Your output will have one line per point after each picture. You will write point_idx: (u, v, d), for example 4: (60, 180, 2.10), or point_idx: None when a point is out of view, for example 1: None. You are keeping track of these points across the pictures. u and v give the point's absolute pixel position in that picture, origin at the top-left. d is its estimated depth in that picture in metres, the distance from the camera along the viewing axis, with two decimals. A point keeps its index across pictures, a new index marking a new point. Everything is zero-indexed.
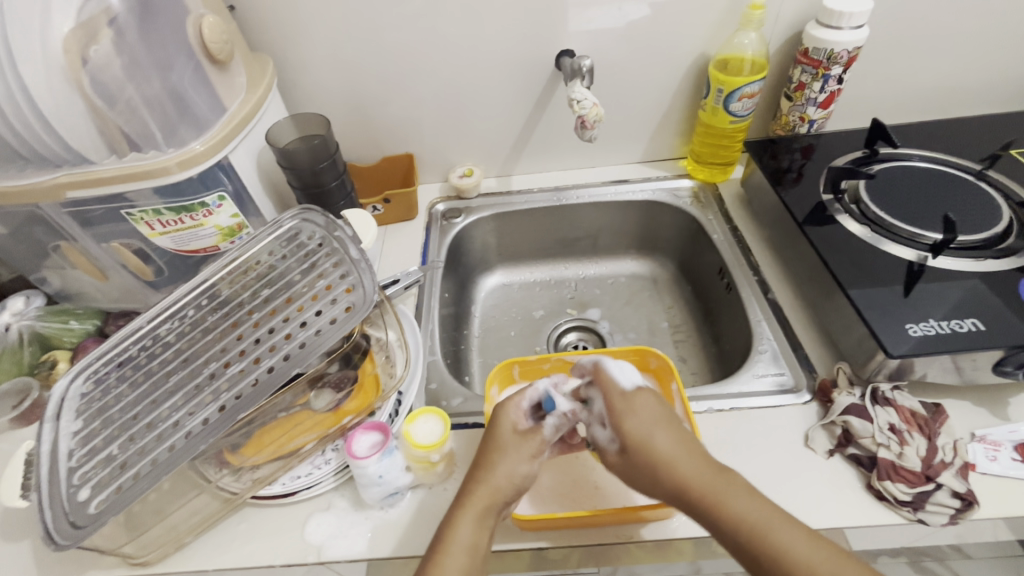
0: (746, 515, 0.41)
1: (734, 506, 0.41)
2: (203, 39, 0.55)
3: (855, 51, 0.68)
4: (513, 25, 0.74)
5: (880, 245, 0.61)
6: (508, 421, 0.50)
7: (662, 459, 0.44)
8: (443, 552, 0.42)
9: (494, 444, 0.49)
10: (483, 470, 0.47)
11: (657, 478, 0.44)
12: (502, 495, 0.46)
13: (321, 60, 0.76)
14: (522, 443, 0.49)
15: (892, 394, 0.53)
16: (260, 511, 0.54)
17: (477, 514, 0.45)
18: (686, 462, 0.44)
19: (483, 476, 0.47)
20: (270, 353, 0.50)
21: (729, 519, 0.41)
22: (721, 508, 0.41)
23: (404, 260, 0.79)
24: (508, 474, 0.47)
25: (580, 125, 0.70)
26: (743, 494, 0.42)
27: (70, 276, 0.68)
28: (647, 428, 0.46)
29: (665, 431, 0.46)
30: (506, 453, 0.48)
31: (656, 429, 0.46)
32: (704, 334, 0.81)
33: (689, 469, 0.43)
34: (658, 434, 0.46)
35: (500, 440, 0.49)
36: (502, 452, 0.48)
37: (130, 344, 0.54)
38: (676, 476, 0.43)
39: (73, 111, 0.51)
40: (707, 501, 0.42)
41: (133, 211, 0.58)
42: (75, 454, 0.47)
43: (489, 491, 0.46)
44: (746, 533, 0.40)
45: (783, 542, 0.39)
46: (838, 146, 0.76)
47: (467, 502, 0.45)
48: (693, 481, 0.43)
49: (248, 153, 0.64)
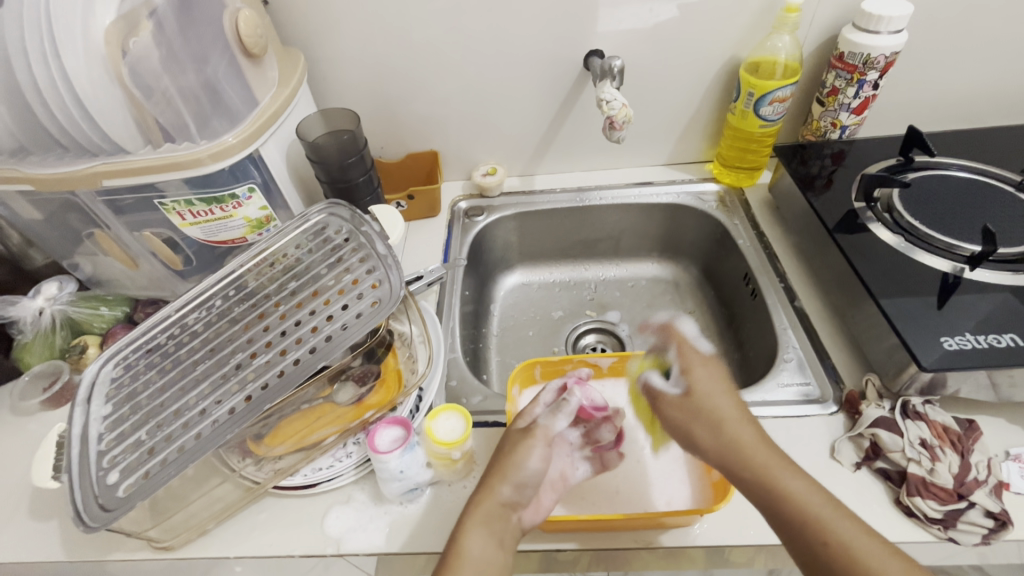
0: (805, 500, 0.41)
1: (789, 485, 0.42)
2: (239, 33, 0.56)
3: (893, 56, 0.67)
4: (543, 24, 0.74)
5: (914, 255, 0.60)
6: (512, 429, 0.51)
7: (717, 419, 0.48)
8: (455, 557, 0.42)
9: (505, 447, 0.49)
10: (485, 481, 0.47)
11: (711, 434, 0.47)
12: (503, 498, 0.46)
13: (351, 56, 0.76)
14: (525, 436, 0.50)
15: (924, 408, 0.52)
16: (281, 501, 0.54)
17: (482, 523, 0.44)
18: (744, 427, 0.47)
19: (484, 494, 0.46)
20: (296, 345, 0.51)
21: (786, 497, 0.41)
22: (775, 482, 0.42)
23: (426, 257, 0.79)
24: (509, 483, 0.46)
25: (609, 125, 0.69)
26: (802, 479, 0.42)
27: (101, 263, 0.69)
28: (710, 389, 0.50)
29: (728, 398, 0.49)
30: (505, 462, 0.48)
31: (719, 393, 0.49)
32: (726, 341, 0.80)
33: (742, 435, 0.46)
34: (715, 394, 0.49)
35: (507, 443, 0.50)
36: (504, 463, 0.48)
37: (158, 332, 0.55)
38: (732, 440, 0.46)
39: (112, 101, 0.52)
40: (764, 470, 0.43)
41: (165, 201, 0.59)
42: (105, 437, 0.48)
43: (491, 498, 0.45)
44: (797, 509, 0.41)
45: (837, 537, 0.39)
46: (870, 153, 0.74)
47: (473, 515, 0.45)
48: (749, 444, 0.45)
49: (278, 147, 0.65)
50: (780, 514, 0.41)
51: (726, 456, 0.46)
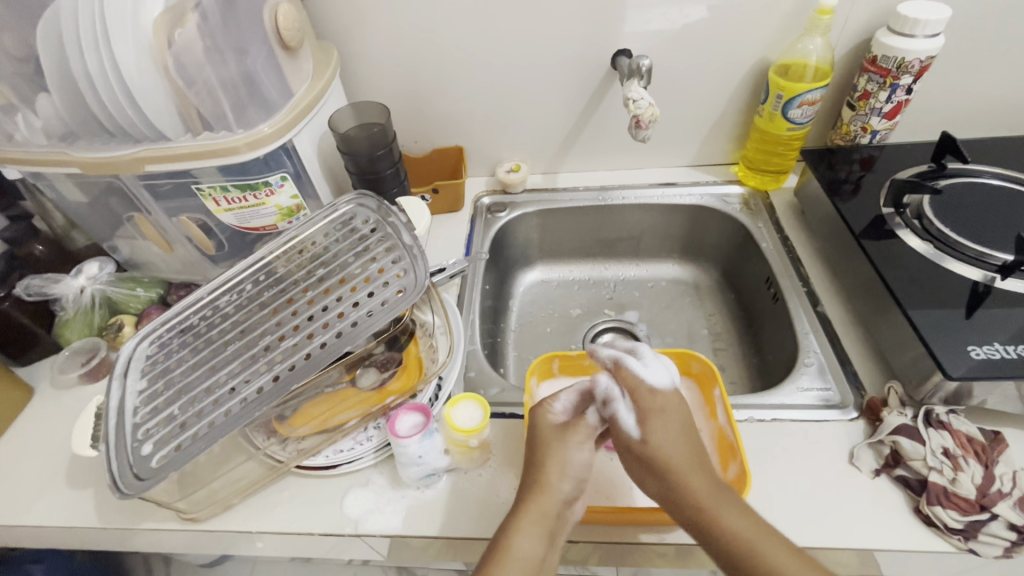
0: (739, 531, 0.38)
1: (728, 519, 0.39)
2: (278, 26, 0.58)
3: (928, 60, 0.66)
4: (572, 23, 0.74)
5: (943, 263, 0.59)
6: (547, 415, 0.49)
7: (664, 449, 0.43)
8: (506, 560, 0.41)
9: (546, 440, 0.48)
10: (536, 472, 0.46)
11: (655, 478, 0.42)
12: (561, 490, 0.45)
13: (382, 51, 0.78)
14: (569, 430, 0.48)
15: (948, 417, 0.51)
16: (303, 480, 0.56)
17: (536, 521, 0.43)
18: (685, 471, 0.42)
19: (540, 488, 0.45)
20: (323, 330, 0.52)
21: (720, 528, 0.38)
22: (715, 520, 0.39)
23: (448, 250, 0.81)
24: (563, 472, 0.46)
25: (634, 124, 0.69)
26: (743, 513, 0.39)
27: (139, 246, 0.72)
28: (661, 424, 0.45)
29: (678, 440, 0.44)
30: (553, 448, 0.47)
31: (666, 430, 0.44)
32: (746, 345, 0.79)
33: (684, 468, 0.42)
34: (671, 441, 0.43)
35: (548, 436, 0.48)
36: (550, 447, 0.47)
37: (191, 313, 0.58)
38: (673, 472, 0.42)
39: (156, 89, 0.54)
40: (703, 512, 0.39)
41: (201, 186, 0.61)
42: (140, 411, 0.50)
43: (545, 495, 0.44)
44: (730, 548, 0.38)
45: (789, 568, 0.36)
46: (901, 158, 0.73)
47: (527, 511, 0.44)
48: (688, 485, 0.41)
49: (310, 138, 0.67)
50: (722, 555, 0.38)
51: (672, 501, 0.41)
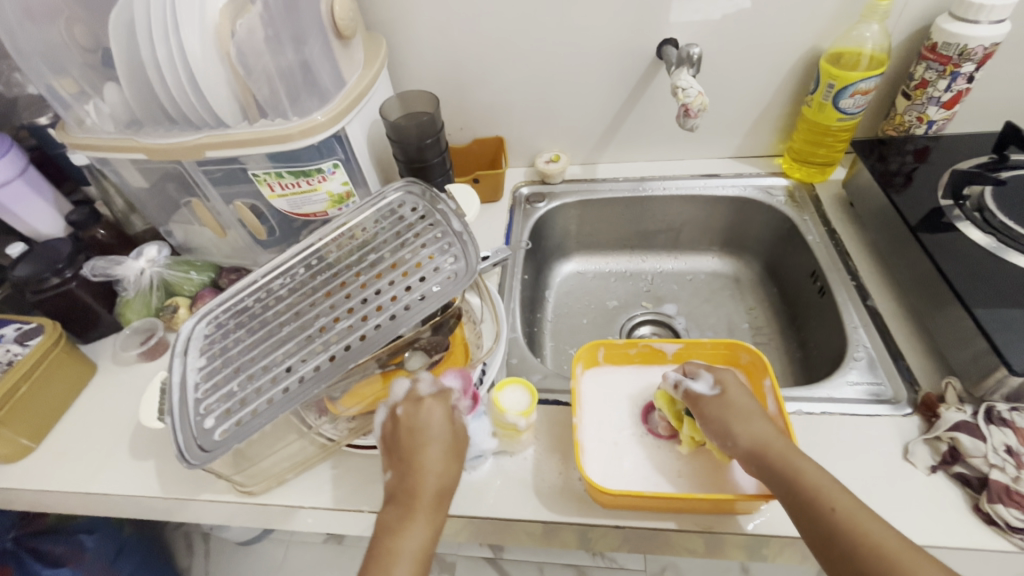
0: (816, 479, 0.42)
1: (805, 467, 0.43)
2: (334, 15, 0.60)
3: (993, 47, 0.63)
4: (619, 12, 0.74)
5: (1005, 256, 0.57)
6: (421, 414, 0.48)
7: (742, 415, 0.48)
8: (390, 559, 0.41)
9: (408, 439, 0.47)
10: (414, 473, 0.45)
11: (735, 431, 0.47)
12: (433, 492, 0.45)
13: (427, 41, 0.79)
14: (443, 431, 0.47)
15: (1011, 415, 0.49)
16: (352, 458, 0.58)
17: (426, 518, 0.44)
18: (760, 421, 0.47)
19: (422, 486, 0.44)
20: (376, 313, 0.53)
21: (799, 478, 0.42)
22: (793, 468, 0.43)
23: (489, 240, 0.81)
24: (439, 475, 0.45)
25: (683, 113, 0.69)
26: (815, 465, 0.43)
27: (193, 230, 0.75)
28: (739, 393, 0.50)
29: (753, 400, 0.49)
30: (422, 450, 0.46)
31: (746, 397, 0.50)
32: (788, 339, 0.78)
33: (757, 427, 0.47)
34: (747, 402, 0.49)
35: (423, 432, 0.47)
36: (424, 449, 0.46)
37: (246, 296, 0.60)
38: (754, 433, 0.46)
39: (219, 77, 0.56)
40: (783, 459, 0.44)
41: (257, 173, 0.63)
42: (201, 387, 0.52)
43: (430, 495, 0.44)
44: (810, 491, 0.41)
45: (846, 507, 0.40)
46: (959, 150, 0.71)
47: (412, 510, 0.44)
48: (769, 439, 0.45)
49: (360, 126, 0.68)
50: (800, 497, 0.42)
51: (757, 451, 0.45)
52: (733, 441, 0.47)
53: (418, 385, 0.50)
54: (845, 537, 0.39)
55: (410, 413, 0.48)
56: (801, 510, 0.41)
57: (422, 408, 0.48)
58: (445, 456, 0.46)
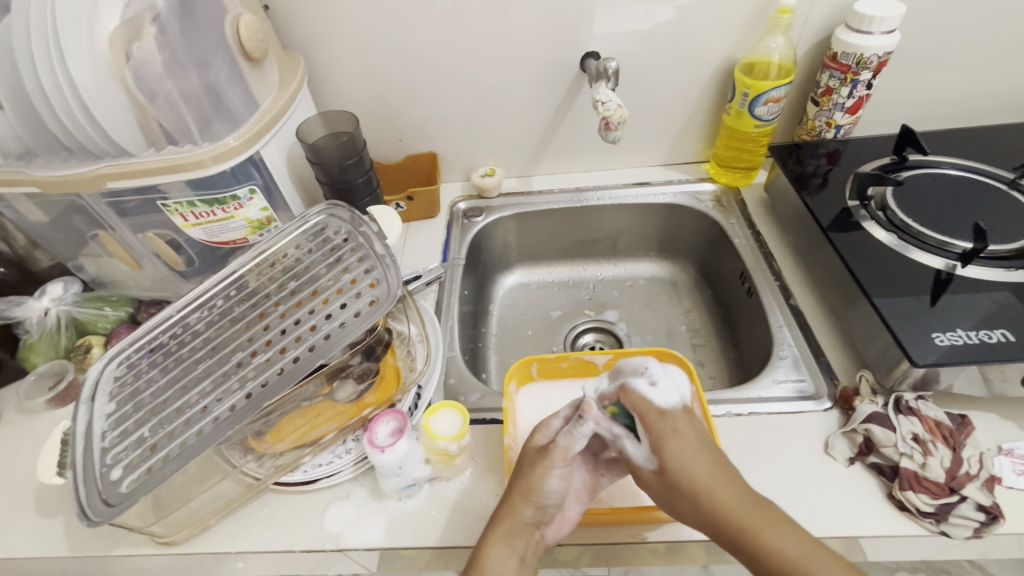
0: (793, 557, 0.38)
1: (776, 543, 0.39)
2: (240, 38, 0.58)
3: (886, 56, 0.67)
4: (540, 26, 0.74)
5: (908, 253, 0.61)
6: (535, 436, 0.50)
7: (698, 483, 0.42)
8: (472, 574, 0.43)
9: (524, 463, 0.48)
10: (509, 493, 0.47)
11: (691, 509, 0.42)
12: (522, 515, 0.46)
13: (351, 58, 0.77)
14: (540, 458, 0.48)
15: (916, 404, 0.52)
16: (282, 497, 0.55)
17: (502, 538, 0.45)
18: (722, 485, 0.42)
19: (512, 500, 0.46)
20: (296, 344, 0.51)
21: (772, 558, 0.38)
22: (765, 546, 0.39)
23: (425, 257, 0.80)
24: (533, 496, 0.46)
25: (604, 126, 0.70)
26: (789, 533, 0.39)
27: (105, 264, 0.70)
28: (682, 454, 0.43)
29: (702, 459, 0.43)
30: (525, 473, 0.47)
31: (692, 457, 0.43)
32: (723, 339, 0.80)
33: (723, 497, 0.41)
34: (695, 463, 0.43)
35: (523, 461, 0.48)
36: (525, 472, 0.47)
37: (160, 332, 0.56)
38: (714, 506, 0.41)
39: (116, 105, 0.53)
40: (748, 533, 0.39)
41: (168, 202, 0.60)
42: (108, 434, 0.48)
43: (512, 513, 0.46)
44: (786, 575, 0.37)
45: None
46: (865, 152, 0.75)
47: (496, 526, 0.46)
48: (738, 516, 0.40)
49: (278, 149, 0.66)
50: None
51: (716, 527, 0.41)
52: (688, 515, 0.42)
53: (376, 436, 0.51)
54: None
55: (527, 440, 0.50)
56: None
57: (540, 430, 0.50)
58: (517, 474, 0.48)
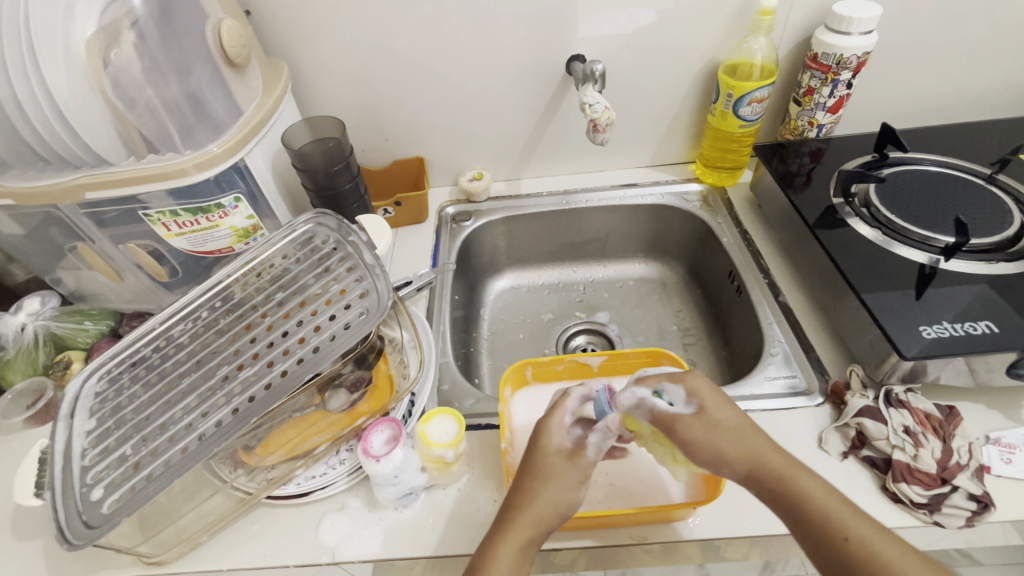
0: (822, 499, 0.41)
1: (807, 486, 0.41)
2: (222, 44, 0.56)
3: (865, 56, 0.69)
4: (526, 30, 0.75)
5: (892, 248, 0.62)
6: (548, 437, 0.47)
7: (731, 432, 0.44)
8: None
9: (541, 468, 0.45)
10: (525, 496, 0.44)
11: (731, 451, 0.43)
12: (548, 525, 0.43)
13: (335, 64, 0.77)
14: (566, 465, 0.45)
15: (906, 396, 0.53)
16: (274, 511, 0.54)
17: (519, 547, 0.42)
18: (750, 432, 0.44)
19: (528, 500, 0.44)
20: (284, 357, 0.50)
21: (806, 498, 0.41)
22: (798, 488, 0.41)
23: (415, 263, 0.79)
24: (554, 501, 0.44)
25: (592, 127, 0.71)
26: (813, 479, 0.42)
27: (84, 277, 0.68)
28: (714, 403, 0.45)
29: (730, 408, 0.45)
30: (547, 482, 0.45)
31: (721, 405, 0.45)
32: (714, 338, 0.81)
33: (753, 443, 0.44)
34: (723, 411, 0.45)
35: (546, 466, 0.45)
36: (545, 478, 0.45)
37: (142, 345, 0.54)
38: (747, 449, 0.43)
39: (94, 113, 0.51)
40: (782, 476, 0.42)
41: (150, 212, 0.58)
42: (88, 453, 0.47)
43: (534, 519, 0.43)
44: (821, 516, 0.40)
45: (858, 535, 0.39)
46: (847, 150, 0.76)
47: (510, 526, 0.43)
48: (770, 459, 0.43)
49: (263, 156, 0.65)
50: (813, 523, 0.40)
51: (751, 470, 0.43)
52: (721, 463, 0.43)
53: (371, 445, 0.50)
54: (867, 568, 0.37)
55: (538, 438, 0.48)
56: (816, 538, 0.40)
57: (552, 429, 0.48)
58: (536, 475, 0.45)
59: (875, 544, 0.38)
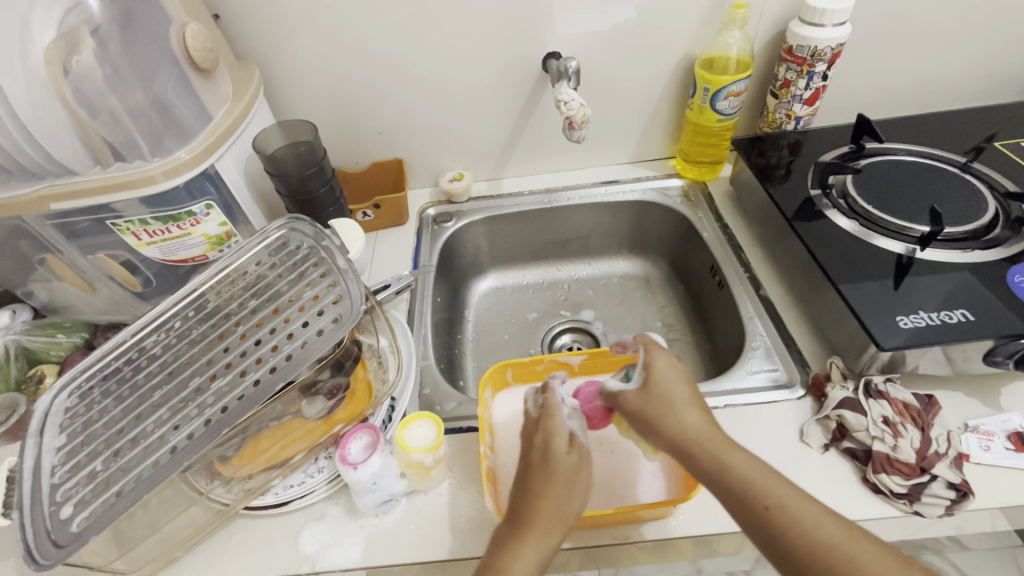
0: (748, 471, 0.39)
1: (733, 460, 0.40)
2: (186, 47, 0.55)
3: (839, 47, 0.69)
4: (501, 30, 0.74)
5: (869, 239, 0.62)
6: (557, 439, 0.44)
7: (671, 404, 0.43)
8: None
9: (551, 471, 0.43)
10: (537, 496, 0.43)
11: (664, 425, 0.42)
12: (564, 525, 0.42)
13: (309, 68, 0.76)
14: (576, 464, 0.44)
15: (885, 387, 0.53)
16: (253, 522, 0.53)
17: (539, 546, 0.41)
18: (692, 408, 0.42)
19: (539, 504, 0.42)
20: (257, 366, 0.49)
21: (731, 472, 0.39)
22: (723, 463, 0.40)
23: (396, 266, 0.79)
24: (570, 504, 0.42)
25: (568, 125, 0.71)
26: (745, 452, 0.40)
27: (56, 289, 0.67)
28: (665, 376, 0.44)
29: (682, 382, 0.44)
30: (557, 485, 0.43)
31: (674, 378, 0.44)
32: (698, 333, 0.81)
33: (687, 418, 0.42)
34: (674, 382, 0.44)
35: (557, 471, 0.43)
36: (558, 480, 0.43)
37: (113, 358, 0.53)
38: (681, 424, 0.42)
39: (55, 122, 0.50)
40: (708, 449, 0.40)
41: (119, 221, 0.57)
42: (58, 470, 0.46)
43: (553, 518, 0.42)
44: (743, 487, 0.39)
45: (779, 505, 0.38)
46: (825, 142, 0.76)
47: (530, 528, 0.42)
48: (700, 434, 0.41)
49: (235, 162, 0.64)
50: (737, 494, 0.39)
51: (680, 446, 0.41)
52: (661, 437, 0.42)
53: (348, 450, 0.50)
54: (785, 537, 0.37)
55: (544, 442, 0.45)
56: (737, 507, 0.39)
57: (552, 429, 0.45)
58: (541, 478, 0.43)
59: (794, 510, 0.38)
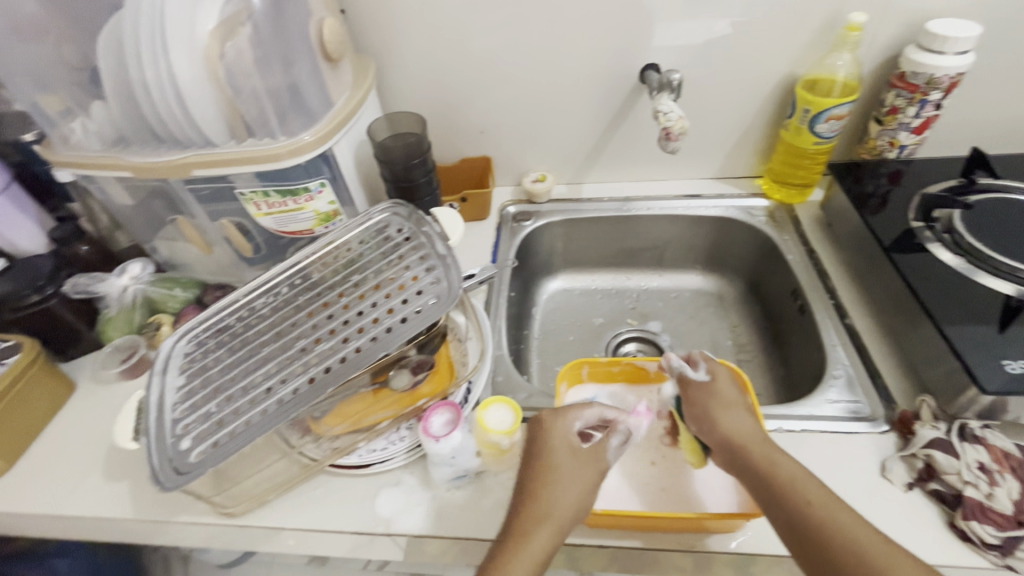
0: (794, 471, 0.45)
1: (783, 462, 0.45)
2: (323, 38, 0.62)
3: (959, 76, 0.66)
4: (603, 39, 0.76)
5: (975, 277, 0.59)
6: (553, 436, 0.48)
7: (728, 405, 0.50)
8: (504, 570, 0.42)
9: (543, 467, 0.47)
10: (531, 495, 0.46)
11: (715, 419, 0.50)
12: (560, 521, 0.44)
13: (416, 65, 0.81)
14: (573, 463, 0.47)
15: (983, 432, 0.50)
16: (334, 479, 0.57)
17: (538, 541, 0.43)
18: (738, 411, 0.50)
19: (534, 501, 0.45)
20: (358, 334, 0.53)
21: (774, 469, 0.45)
22: (770, 462, 0.46)
23: (476, 258, 0.82)
24: (565, 500, 0.45)
25: (664, 135, 0.71)
26: (790, 458, 0.46)
27: (177, 248, 0.75)
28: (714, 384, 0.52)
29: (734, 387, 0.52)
30: (552, 478, 0.46)
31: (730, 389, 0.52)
32: (770, 356, 0.79)
33: (738, 420, 0.49)
34: (726, 401, 0.51)
35: (548, 466, 0.47)
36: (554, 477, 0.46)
37: (227, 314, 0.59)
38: (727, 425, 0.49)
39: (207, 98, 0.56)
40: (753, 452, 0.47)
41: (244, 192, 0.63)
42: (178, 406, 0.51)
43: (547, 515, 0.44)
44: (785, 481, 0.44)
45: (818, 499, 0.43)
46: (931, 173, 0.73)
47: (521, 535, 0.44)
48: (748, 436, 0.48)
49: (347, 147, 0.69)
50: (776, 492, 0.44)
51: (729, 446, 0.48)
52: (712, 428, 0.50)
53: (431, 424, 0.53)
54: (812, 525, 0.42)
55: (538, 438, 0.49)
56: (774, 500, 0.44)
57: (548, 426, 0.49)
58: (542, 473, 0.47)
59: (825, 503, 0.42)
